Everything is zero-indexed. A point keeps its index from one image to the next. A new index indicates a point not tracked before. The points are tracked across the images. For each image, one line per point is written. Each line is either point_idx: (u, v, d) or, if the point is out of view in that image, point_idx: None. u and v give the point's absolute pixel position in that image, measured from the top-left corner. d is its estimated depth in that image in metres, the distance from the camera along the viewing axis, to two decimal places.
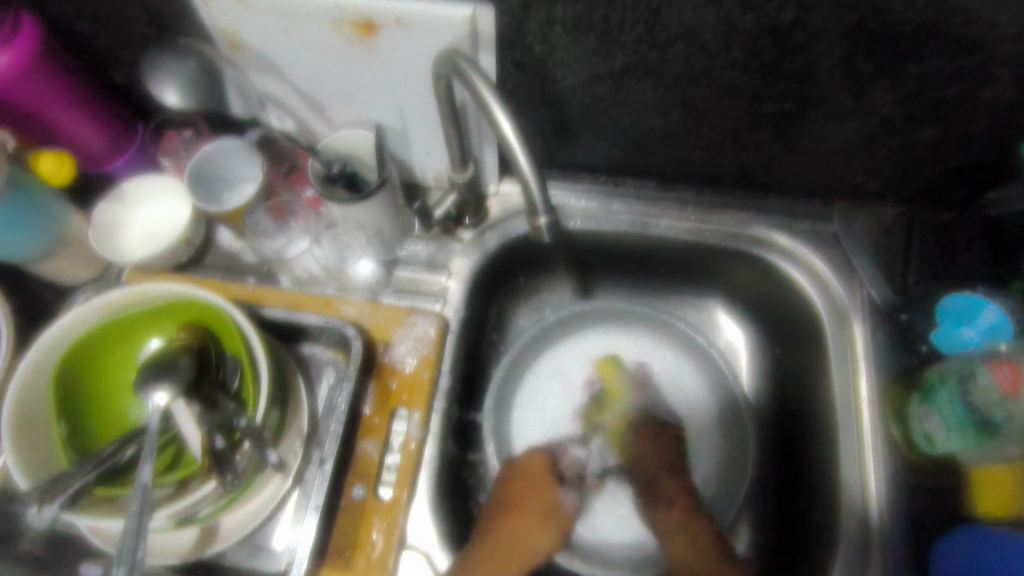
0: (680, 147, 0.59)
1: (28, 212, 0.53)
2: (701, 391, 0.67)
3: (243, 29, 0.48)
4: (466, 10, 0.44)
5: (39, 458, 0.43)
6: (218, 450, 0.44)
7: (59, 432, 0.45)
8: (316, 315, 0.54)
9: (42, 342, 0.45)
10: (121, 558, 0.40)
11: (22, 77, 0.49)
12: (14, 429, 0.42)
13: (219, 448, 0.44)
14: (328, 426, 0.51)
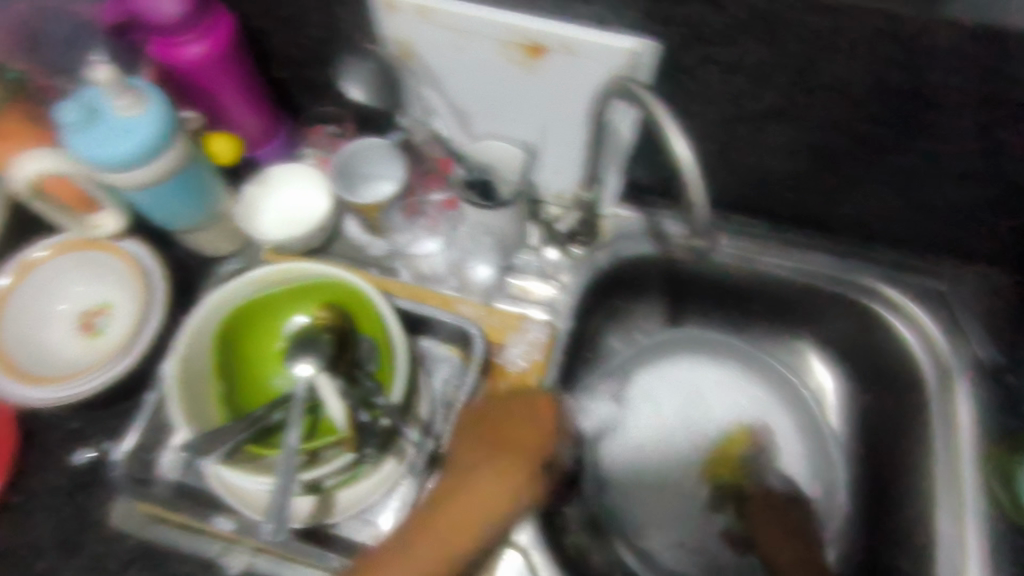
0: (799, 190, 0.61)
1: (192, 187, 0.55)
2: (788, 431, 0.68)
3: (418, 40, 0.52)
4: (631, 43, 0.46)
5: (201, 412, 0.47)
6: (363, 425, 0.48)
7: (217, 389, 0.49)
8: (448, 314, 0.58)
9: (194, 317, 0.48)
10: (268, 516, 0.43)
11: (209, 63, 0.53)
12: (181, 383, 0.47)
13: (363, 420, 0.48)
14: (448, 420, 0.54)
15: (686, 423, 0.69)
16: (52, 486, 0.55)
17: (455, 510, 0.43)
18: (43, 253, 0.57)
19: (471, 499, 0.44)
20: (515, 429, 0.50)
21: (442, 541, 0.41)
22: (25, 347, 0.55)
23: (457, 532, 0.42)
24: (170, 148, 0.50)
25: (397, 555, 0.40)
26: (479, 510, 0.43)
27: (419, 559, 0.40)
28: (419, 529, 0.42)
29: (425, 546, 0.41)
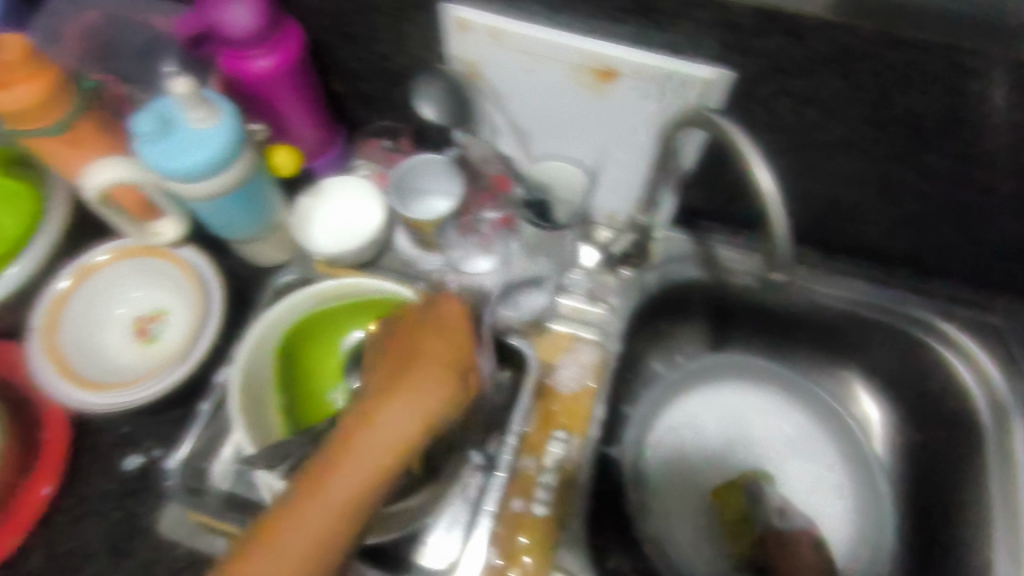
0: (859, 220, 0.61)
1: (254, 198, 0.56)
2: (833, 464, 0.67)
3: (487, 62, 0.52)
4: (707, 71, 0.46)
5: (262, 424, 0.47)
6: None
7: (278, 403, 0.50)
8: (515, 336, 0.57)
9: (252, 335, 0.49)
10: None
11: (279, 78, 0.54)
12: (244, 395, 0.47)
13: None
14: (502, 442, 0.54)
15: (728, 450, 0.68)
16: (102, 490, 0.56)
17: (367, 442, 0.37)
18: (105, 257, 0.58)
19: (395, 430, 0.38)
20: (440, 348, 0.42)
21: (358, 476, 0.36)
22: (82, 352, 0.55)
23: (375, 459, 0.37)
24: (239, 158, 0.51)
25: (305, 493, 0.36)
26: (396, 437, 0.38)
27: (329, 496, 0.36)
28: (332, 463, 0.36)
29: (347, 479, 0.36)
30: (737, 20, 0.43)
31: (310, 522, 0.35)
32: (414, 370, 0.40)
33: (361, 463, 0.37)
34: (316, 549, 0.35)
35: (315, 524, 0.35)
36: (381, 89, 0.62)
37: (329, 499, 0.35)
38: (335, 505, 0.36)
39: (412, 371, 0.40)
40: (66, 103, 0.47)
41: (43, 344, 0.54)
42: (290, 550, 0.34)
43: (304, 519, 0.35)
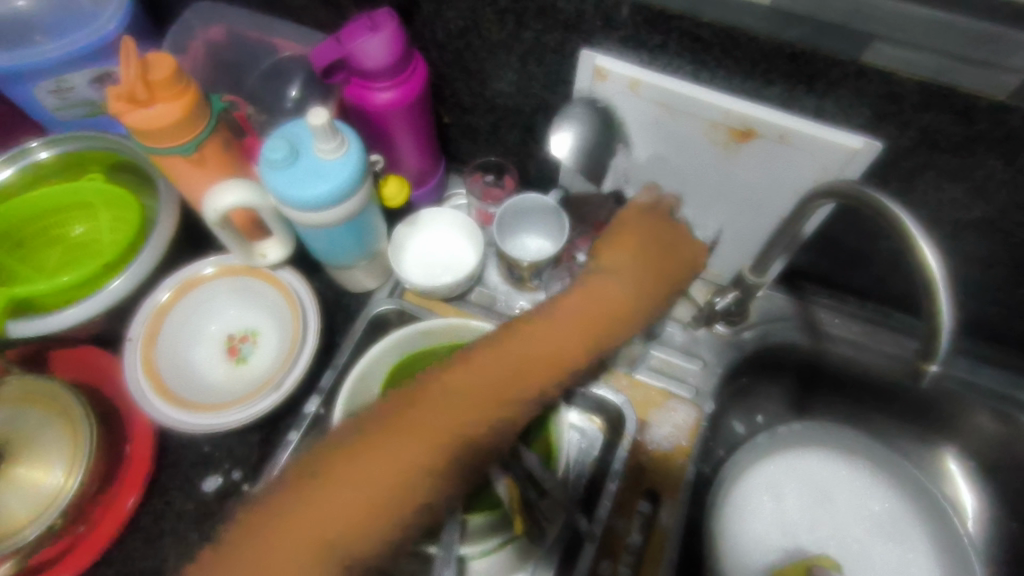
0: (981, 298, 0.59)
1: (363, 228, 0.55)
2: (923, 549, 0.62)
3: (617, 109, 0.51)
4: (858, 142, 0.44)
5: None
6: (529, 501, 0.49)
7: None
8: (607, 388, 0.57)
9: (356, 371, 0.50)
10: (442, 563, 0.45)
11: (403, 111, 0.54)
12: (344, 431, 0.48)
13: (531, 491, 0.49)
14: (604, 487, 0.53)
15: (811, 523, 0.64)
16: (179, 509, 0.55)
17: (451, 394, 0.42)
18: (210, 270, 0.58)
19: (452, 397, 0.42)
20: (548, 331, 0.46)
21: (438, 422, 0.40)
22: (176, 365, 0.55)
23: (456, 408, 0.41)
24: (360, 190, 0.50)
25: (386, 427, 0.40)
26: (478, 396, 0.42)
27: (408, 429, 0.40)
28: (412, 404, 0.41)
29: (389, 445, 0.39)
30: (901, 92, 0.41)
31: (385, 452, 0.39)
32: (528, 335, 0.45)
33: (441, 410, 0.41)
34: (380, 479, 0.38)
35: (389, 453, 0.39)
36: (490, 125, 0.62)
37: (406, 435, 0.39)
38: (410, 441, 0.39)
39: (507, 344, 0.44)
40: (199, 123, 0.48)
41: (141, 355, 0.54)
42: (361, 470, 0.38)
43: (378, 447, 0.39)
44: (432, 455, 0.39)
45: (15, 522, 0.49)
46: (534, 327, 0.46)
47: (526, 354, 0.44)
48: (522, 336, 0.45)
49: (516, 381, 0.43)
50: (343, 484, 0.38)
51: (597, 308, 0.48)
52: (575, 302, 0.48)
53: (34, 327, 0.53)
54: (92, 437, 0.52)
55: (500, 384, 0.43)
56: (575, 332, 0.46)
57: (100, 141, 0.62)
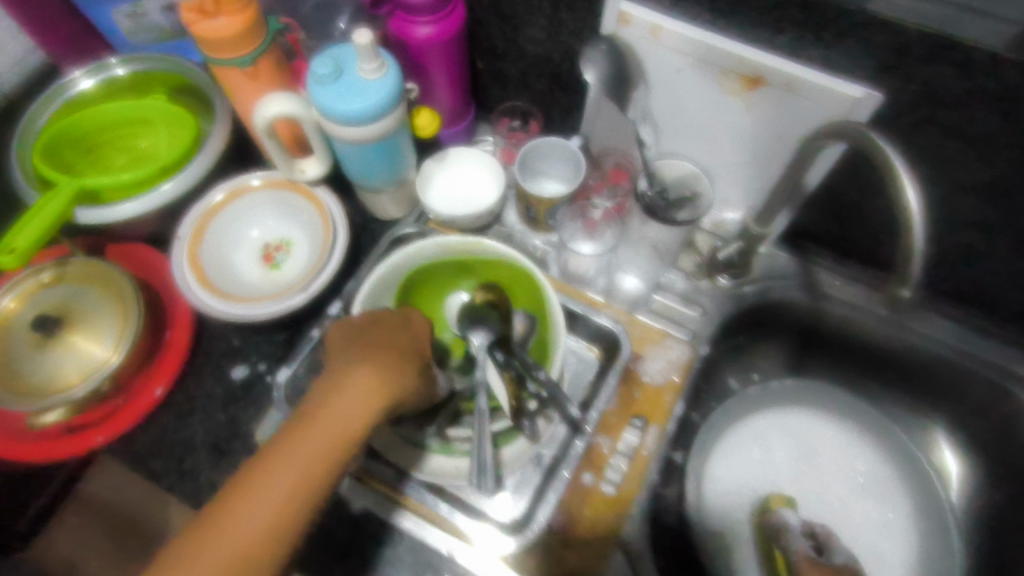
0: (979, 268, 0.61)
1: (392, 153, 0.60)
2: (904, 510, 0.64)
3: (640, 55, 0.54)
4: (857, 91, 0.47)
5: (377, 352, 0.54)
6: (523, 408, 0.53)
7: None
8: (606, 317, 0.60)
9: (365, 291, 0.53)
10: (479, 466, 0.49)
11: (440, 46, 0.59)
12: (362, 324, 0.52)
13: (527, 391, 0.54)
14: (593, 405, 0.57)
15: (796, 477, 0.67)
16: (209, 392, 0.61)
17: (247, 516, 0.36)
18: (256, 183, 0.64)
19: (281, 473, 0.37)
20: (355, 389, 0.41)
21: (252, 532, 0.35)
22: (217, 264, 0.61)
23: (257, 521, 0.36)
24: (395, 112, 0.55)
25: (221, 512, 0.36)
26: (272, 508, 0.36)
27: (247, 511, 0.36)
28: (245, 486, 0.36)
29: (234, 529, 0.35)
30: (906, 44, 0.44)
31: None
32: (342, 392, 0.41)
33: (247, 529, 0.35)
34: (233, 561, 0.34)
35: (233, 534, 0.35)
36: (519, 72, 0.66)
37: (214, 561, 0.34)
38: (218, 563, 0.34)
39: (294, 438, 0.38)
40: (257, 40, 0.53)
41: (187, 252, 0.60)
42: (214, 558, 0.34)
43: (223, 531, 0.35)
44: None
45: (66, 380, 0.55)
46: (314, 412, 0.40)
47: (320, 445, 0.38)
48: (309, 425, 0.39)
49: (322, 473, 0.38)
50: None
51: (391, 376, 0.42)
52: (353, 369, 0.42)
53: (98, 216, 0.60)
54: (140, 313, 0.58)
55: (313, 466, 0.38)
56: (363, 404, 0.40)
57: (166, 62, 0.69)
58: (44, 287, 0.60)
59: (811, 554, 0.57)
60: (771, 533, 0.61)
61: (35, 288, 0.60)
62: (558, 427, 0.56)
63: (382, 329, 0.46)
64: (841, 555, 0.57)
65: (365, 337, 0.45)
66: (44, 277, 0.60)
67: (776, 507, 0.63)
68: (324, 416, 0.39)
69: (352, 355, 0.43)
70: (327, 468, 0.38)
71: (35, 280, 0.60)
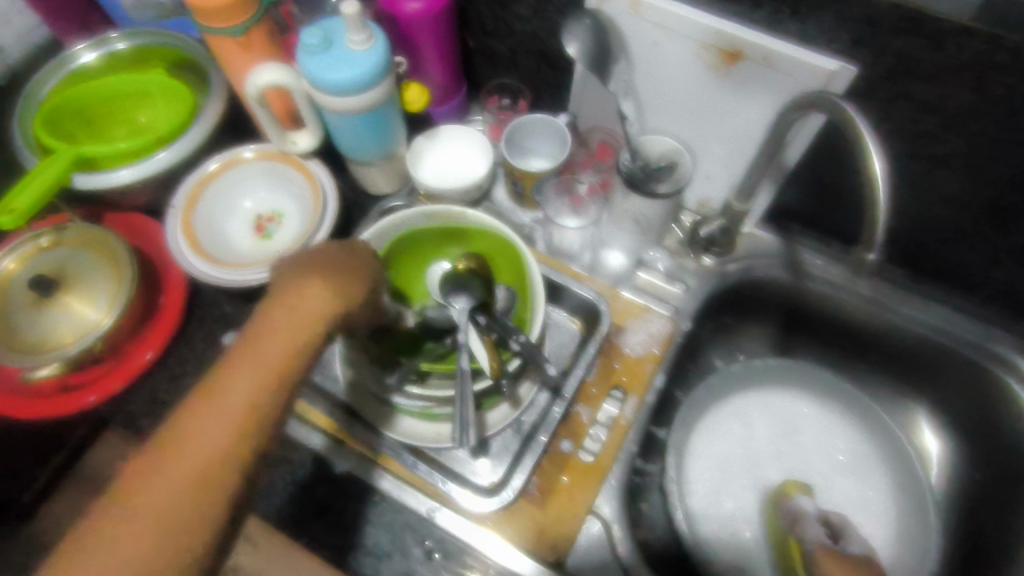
0: (957, 246, 0.62)
1: (382, 126, 0.62)
2: (883, 487, 0.65)
3: (623, 31, 0.56)
4: (832, 65, 0.48)
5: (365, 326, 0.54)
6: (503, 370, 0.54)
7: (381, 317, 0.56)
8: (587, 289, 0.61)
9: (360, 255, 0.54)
10: (459, 426, 0.49)
11: (429, 22, 0.60)
12: None
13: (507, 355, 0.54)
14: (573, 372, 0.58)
15: (776, 454, 0.68)
16: (201, 355, 0.63)
17: (179, 463, 0.33)
18: (250, 154, 0.66)
19: (239, 382, 0.36)
20: (306, 302, 0.40)
21: (217, 440, 0.34)
22: (211, 232, 0.63)
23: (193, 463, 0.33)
24: (383, 83, 0.57)
25: (180, 425, 0.35)
26: (207, 449, 0.34)
27: (209, 421, 0.35)
28: (206, 398, 0.35)
29: (198, 440, 0.34)
30: (876, 15, 0.45)
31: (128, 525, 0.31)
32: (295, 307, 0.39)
33: (178, 477, 0.33)
34: (201, 468, 0.33)
35: (196, 444, 0.34)
36: (509, 50, 0.67)
37: (148, 509, 0.32)
38: (151, 509, 0.32)
39: (251, 349, 0.37)
40: (249, 12, 0.55)
41: (181, 219, 0.62)
42: (181, 469, 0.33)
43: (185, 443, 0.34)
44: (188, 526, 0.32)
45: (62, 339, 0.57)
46: (244, 348, 0.38)
47: (251, 384, 0.36)
48: (239, 362, 0.37)
49: (260, 411, 0.36)
50: (163, 488, 0.32)
51: (321, 304, 0.40)
52: (291, 297, 0.40)
53: (94, 181, 0.61)
54: (133, 274, 0.59)
55: (271, 375, 0.37)
56: (312, 318, 0.39)
57: (166, 38, 0.70)
58: (43, 251, 0.62)
59: (826, 542, 0.56)
60: (787, 520, 0.61)
61: (34, 251, 0.62)
62: (540, 395, 0.58)
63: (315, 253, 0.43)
64: (856, 543, 0.57)
65: (294, 263, 0.42)
66: (42, 241, 0.62)
67: (792, 493, 0.62)
68: (279, 327, 0.38)
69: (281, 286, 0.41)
70: (265, 405, 0.36)
71: (33, 243, 0.61)
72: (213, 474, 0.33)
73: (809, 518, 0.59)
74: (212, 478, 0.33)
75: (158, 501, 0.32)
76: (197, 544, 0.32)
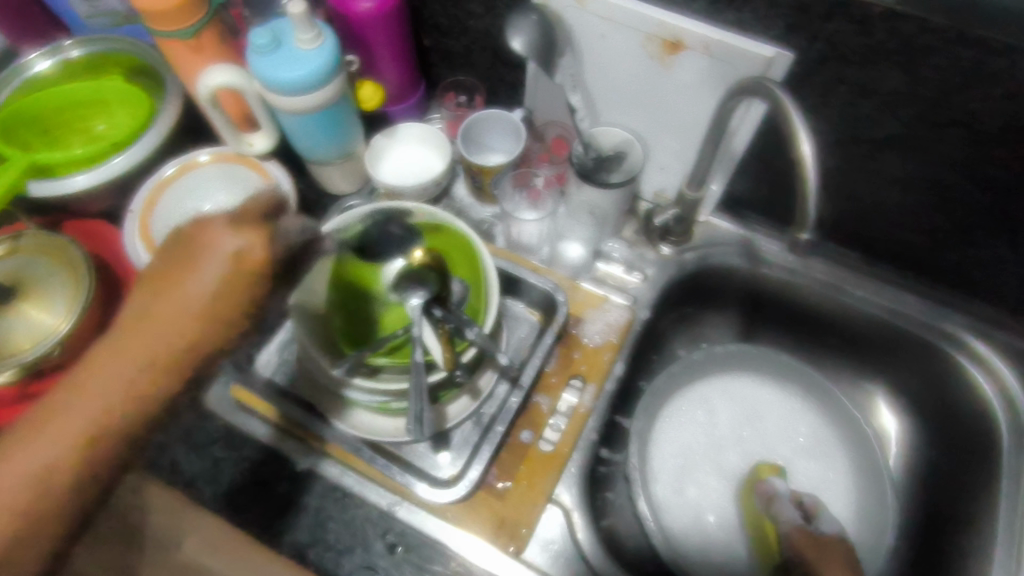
0: (903, 228, 0.64)
1: (337, 125, 0.62)
2: (843, 468, 0.66)
3: (569, 24, 0.56)
4: (769, 51, 0.49)
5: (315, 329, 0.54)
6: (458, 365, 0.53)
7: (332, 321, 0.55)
8: (538, 278, 0.61)
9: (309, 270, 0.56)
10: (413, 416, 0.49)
11: (381, 21, 0.61)
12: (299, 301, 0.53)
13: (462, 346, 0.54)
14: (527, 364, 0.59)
15: (739, 439, 0.68)
16: None
17: (46, 444, 0.36)
18: (205, 158, 0.66)
19: (106, 373, 0.37)
20: (178, 306, 0.37)
21: (83, 427, 0.36)
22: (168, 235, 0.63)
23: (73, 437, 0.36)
24: (333, 82, 0.57)
25: (51, 406, 0.36)
26: (79, 434, 0.36)
27: (76, 408, 0.36)
28: (77, 382, 0.36)
29: (65, 425, 0.36)
30: (806, 2, 0.46)
31: (8, 481, 0.35)
32: (164, 312, 0.37)
33: (43, 458, 0.35)
34: (67, 452, 0.36)
35: (62, 429, 0.36)
36: (465, 48, 0.68)
37: (8, 490, 0.35)
38: (30, 472, 0.35)
39: (121, 343, 0.37)
40: (198, 13, 0.55)
41: (138, 223, 0.62)
42: (47, 450, 0.36)
43: (51, 426, 0.36)
44: (56, 501, 0.36)
45: (17, 346, 0.57)
46: (116, 340, 0.37)
47: (119, 378, 0.37)
48: (110, 354, 0.37)
49: (126, 410, 0.37)
50: (28, 465, 0.35)
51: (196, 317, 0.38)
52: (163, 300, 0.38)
53: (52, 188, 0.62)
54: (90, 280, 0.59)
55: (138, 371, 0.37)
56: (185, 323, 0.37)
57: (121, 44, 0.70)
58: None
59: (799, 522, 0.58)
60: (761, 501, 0.62)
61: None
62: (499, 387, 0.59)
63: (195, 253, 0.38)
64: (829, 522, 0.58)
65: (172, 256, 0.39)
66: None
67: (766, 476, 0.64)
68: (149, 328, 0.37)
69: (163, 285, 0.38)
70: (152, 393, 0.37)
71: None
72: (78, 461, 0.36)
73: (778, 499, 0.61)
74: (75, 464, 0.36)
75: (25, 478, 0.35)
76: (60, 520, 0.36)
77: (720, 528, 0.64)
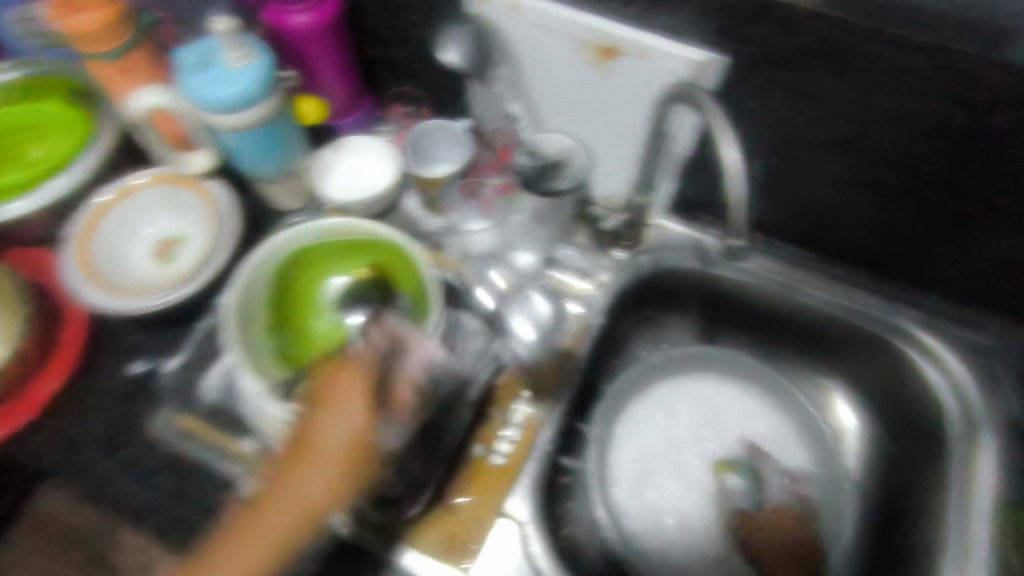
0: (850, 225, 0.64)
1: (278, 141, 0.61)
2: (801, 464, 0.66)
3: (506, 33, 0.56)
4: (702, 56, 0.50)
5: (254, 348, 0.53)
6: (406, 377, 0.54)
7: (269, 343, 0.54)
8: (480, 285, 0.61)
9: (241, 278, 0.54)
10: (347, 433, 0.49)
11: (318, 36, 0.60)
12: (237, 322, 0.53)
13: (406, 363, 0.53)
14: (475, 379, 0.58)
15: (698, 441, 0.68)
16: (107, 386, 0.61)
17: None
18: (144, 180, 0.65)
19: (273, 521, 0.44)
20: (333, 446, 0.44)
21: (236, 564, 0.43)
22: (108, 259, 0.61)
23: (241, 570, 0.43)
24: (268, 100, 0.56)
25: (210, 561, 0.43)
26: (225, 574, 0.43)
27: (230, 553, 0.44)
28: (244, 532, 0.44)
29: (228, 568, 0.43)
30: (733, 5, 0.46)
31: None
32: (305, 462, 0.44)
33: None
34: None
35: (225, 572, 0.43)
36: (408, 59, 0.67)
37: None
38: None
39: (278, 491, 0.44)
40: (122, 37, 0.55)
41: (76, 249, 0.60)
42: None
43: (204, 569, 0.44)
44: None
45: None
46: (275, 492, 0.44)
47: (277, 524, 0.44)
48: (266, 502, 0.44)
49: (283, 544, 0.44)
50: None
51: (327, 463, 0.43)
52: (307, 441, 0.44)
53: None
54: (26, 311, 0.57)
55: (296, 515, 0.43)
56: (318, 466, 0.43)
57: (53, 67, 0.68)
58: None
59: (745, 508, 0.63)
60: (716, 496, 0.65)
61: None
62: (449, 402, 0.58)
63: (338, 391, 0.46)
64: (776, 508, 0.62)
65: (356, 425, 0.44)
66: None
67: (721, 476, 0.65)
68: (305, 479, 0.43)
69: (312, 432, 0.45)
70: (304, 528, 0.44)
71: None
72: None
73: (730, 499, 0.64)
74: None
75: None
76: None
77: (676, 530, 0.64)
